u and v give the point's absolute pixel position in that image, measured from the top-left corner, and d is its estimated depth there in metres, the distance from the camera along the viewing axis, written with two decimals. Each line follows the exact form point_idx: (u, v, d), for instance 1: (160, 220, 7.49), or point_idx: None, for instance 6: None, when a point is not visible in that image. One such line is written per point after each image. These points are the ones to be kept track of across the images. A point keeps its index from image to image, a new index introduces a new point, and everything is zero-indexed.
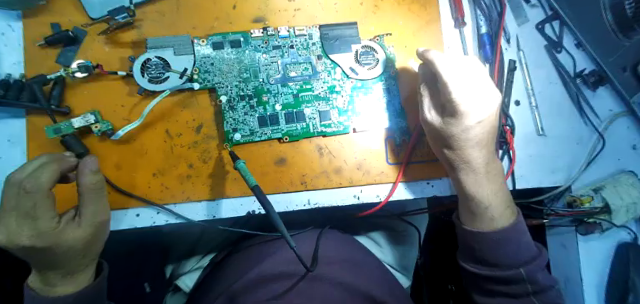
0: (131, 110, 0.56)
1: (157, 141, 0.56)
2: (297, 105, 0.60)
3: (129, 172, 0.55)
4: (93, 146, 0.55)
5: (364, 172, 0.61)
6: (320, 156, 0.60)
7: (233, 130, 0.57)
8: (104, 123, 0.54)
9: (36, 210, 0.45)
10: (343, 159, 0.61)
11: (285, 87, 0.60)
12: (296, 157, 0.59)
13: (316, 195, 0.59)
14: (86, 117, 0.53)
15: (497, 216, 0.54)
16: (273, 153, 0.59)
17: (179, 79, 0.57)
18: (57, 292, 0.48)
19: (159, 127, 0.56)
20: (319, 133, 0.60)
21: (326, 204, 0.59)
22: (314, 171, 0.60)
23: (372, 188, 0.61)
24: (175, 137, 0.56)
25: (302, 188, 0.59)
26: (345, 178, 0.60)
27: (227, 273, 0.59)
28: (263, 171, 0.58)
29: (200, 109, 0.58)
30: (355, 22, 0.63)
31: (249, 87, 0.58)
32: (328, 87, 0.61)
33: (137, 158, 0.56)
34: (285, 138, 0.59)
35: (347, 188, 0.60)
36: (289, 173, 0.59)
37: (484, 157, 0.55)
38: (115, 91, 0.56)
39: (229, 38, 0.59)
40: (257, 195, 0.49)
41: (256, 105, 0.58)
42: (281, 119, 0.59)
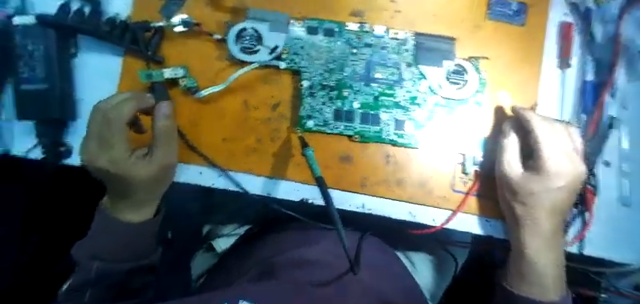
0: (216, 73, 0.58)
1: (234, 109, 0.58)
2: (375, 108, 0.57)
3: (202, 131, 0.57)
4: (175, 98, 0.57)
5: (427, 192, 0.58)
6: (386, 163, 0.58)
7: (307, 116, 0.57)
8: (190, 79, 0.57)
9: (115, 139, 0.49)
10: (408, 173, 0.58)
11: (368, 86, 0.57)
12: (361, 158, 0.58)
13: (372, 201, 0.57)
14: (175, 71, 0.56)
15: (550, 286, 0.51)
16: (340, 149, 0.57)
17: (268, 55, 0.57)
18: (122, 217, 0.52)
19: (239, 96, 0.58)
20: (390, 142, 0.57)
21: (379, 213, 0.57)
22: (374, 177, 0.58)
23: (429, 210, 0.58)
24: (252, 109, 0.58)
25: (359, 190, 0.57)
26: (406, 193, 0.58)
27: (262, 251, 0.62)
28: (325, 163, 0.57)
29: (280, 88, 0.58)
30: (454, 36, 0.59)
31: (332, 79, 0.57)
32: (410, 98, 0.57)
33: (214, 120, 0.58)
34: (356, 137, 0.57)
35: (404, 203, 0.57)
36: (351, 172, 0.57)
37: (551, 223, 0.53)
38: (206, 52, 0.58)
39: (325, 26, 0.58)
40: (320, 185, 0.53)
41: (335, 97, 0.57)
42: (356, 118, 0.57)
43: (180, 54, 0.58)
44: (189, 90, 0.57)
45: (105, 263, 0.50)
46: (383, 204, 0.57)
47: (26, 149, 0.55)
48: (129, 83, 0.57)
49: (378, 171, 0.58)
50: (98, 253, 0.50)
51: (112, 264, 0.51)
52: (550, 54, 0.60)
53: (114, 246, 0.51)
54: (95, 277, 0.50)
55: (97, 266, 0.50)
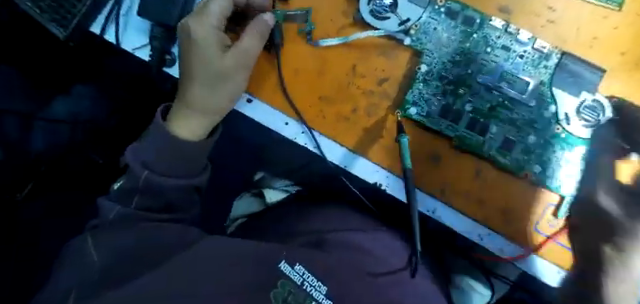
0: (336, 29, 0.55)
1: (340, 71, 0.54)
2: (487, 116, 0.53)
3: (300, 82, 0.54)
4: (287, 41, 0.55)
5: (506, 222, 0.52)
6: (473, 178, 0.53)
7: (412, 102, 0.53)
8: (310, 24, 0.55)
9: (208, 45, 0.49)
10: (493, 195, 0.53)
11: (488, 92, 0.53)
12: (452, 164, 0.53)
13: (445, 209, 0.53)
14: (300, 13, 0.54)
15: None
16: (432, 147, 0.54)
17: (397, 26, 0.54)
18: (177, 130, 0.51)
19: (349, 59, 0.55)
20: (489, 157, 0.53)
21: (447, 223, 0.53)
22: (456, 187, 0.53)
23: (500, 238, 0.52)
24: (358, 77, 0.54)
25: (437, 196, 0.53)
26: (482, 214, 0.52)
27: (311, 220, 0.62)
28: (413, 156, 0.53)
29: (394, 65, 0.54)
30: (604, 69, 0.52)
31: (453, 72, 0.53)
32: (529, 120, 0.53)
33: (315, 75, 0.55)
34: (454, 140, 0.53)
35: (478, 225, 0.52)
36: (437, 174, 0.53)
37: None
38: (334, 3, 0.56)
39: (466, 13, 0.54)
40: (406, 178, 0.50)
41: (450, 93, 0.53)
42: (463, 120, 0.53)
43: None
44: (305, 38, 0.55)
45: (152, 175, 0.49)
46: (455, 217, 0.53)
47: (135, 46, 0.55)
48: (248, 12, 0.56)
49: (463, 182, 0.53)
50: (148, 163, 0.49)
51: (158, 179, 0.49)
52: None
53: (166, 161, 0.50)
54: (143, 187, 0.49)
55: (144, 177, 0.49)
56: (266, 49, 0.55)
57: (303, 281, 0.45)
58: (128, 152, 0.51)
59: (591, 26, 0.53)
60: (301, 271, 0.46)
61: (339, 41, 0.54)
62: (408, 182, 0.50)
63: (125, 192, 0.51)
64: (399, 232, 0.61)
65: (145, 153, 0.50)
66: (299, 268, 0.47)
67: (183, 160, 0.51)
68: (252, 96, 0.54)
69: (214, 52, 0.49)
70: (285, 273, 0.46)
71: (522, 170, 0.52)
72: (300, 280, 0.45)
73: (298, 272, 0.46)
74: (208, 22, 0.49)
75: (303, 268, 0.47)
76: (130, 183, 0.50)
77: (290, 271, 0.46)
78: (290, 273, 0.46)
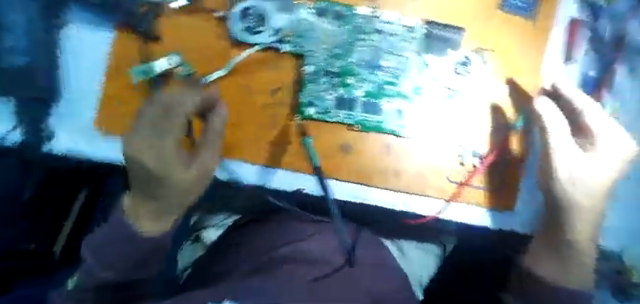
0: (219, 58, 0.53)
1: (231, 94, 0.53)
2: (378, 96, 0.57)
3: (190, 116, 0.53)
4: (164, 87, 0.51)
5: (423, 182, 0.59)
6: (386, 155, 0.58)
7: (308, 103, 0.55)
8: (185, 68, 0.51)
9: (164, 132, 0.46)
10: (405, 163, 0.59)
11: (374, 74, 0.57)
12: (364, 150, 0.57)
13: (371, 192, 0.58)
14: (171, 60, 0.51)
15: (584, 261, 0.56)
16: (341, 139, 0.56)
17: (271, 37, 0.53)
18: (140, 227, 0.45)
19: (235, 79, 0.54)
20: (390, 132, 0.58)
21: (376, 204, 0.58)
22: (373, 168, 0.58)
23: (423, 200, 0.60)
24: (251, 94, 0.54)
25: (359, 183, 0.57)
26: (402, 184, 0.59)
27: None
28: (326, 154, 0.56)
29: (286, 72, 0.55)
30: (463, 27, 0.59)
31: (337, 65, 0.55)
32: (415, 87, 0.58)
33: None
34: (357, 126, 0.56)
35: (405, 194, 0.59)
36: (352, 163, 0.57)
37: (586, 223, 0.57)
38: (204, 30, 0.52)
39: (335, 8, 0.55)
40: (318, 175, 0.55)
41: (339, 85, 0.55)
42: (359, 107, 0.56)
43: (173, 36, 0.52)
44: (186, 80, 0.51)
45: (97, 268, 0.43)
46: (382, 197, 0.58)
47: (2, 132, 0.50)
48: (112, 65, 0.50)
49: (379, 164, 0.58)
50: (95, 252, 0.44)
51: (104, 273, 0.43)
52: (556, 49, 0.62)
53: (114, 252, 0.43)
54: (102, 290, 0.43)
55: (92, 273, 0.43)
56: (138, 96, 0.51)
57: None
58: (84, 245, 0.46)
59: None
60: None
61: (223, 70, 0.52)
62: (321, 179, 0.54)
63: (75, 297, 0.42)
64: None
65: (95, 242, 0.44)
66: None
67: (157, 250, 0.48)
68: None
69: (170, 145, 0.46)
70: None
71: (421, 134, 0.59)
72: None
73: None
74: (155, 110, 0.46)
75: None
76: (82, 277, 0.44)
77: None
78: None
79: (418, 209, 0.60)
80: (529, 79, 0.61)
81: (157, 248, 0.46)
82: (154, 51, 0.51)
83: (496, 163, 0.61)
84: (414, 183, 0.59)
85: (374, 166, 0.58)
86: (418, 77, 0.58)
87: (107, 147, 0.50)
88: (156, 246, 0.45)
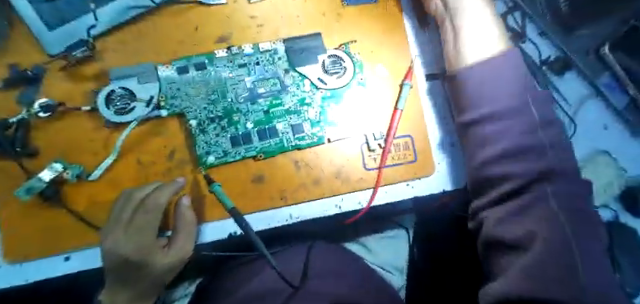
0: (104, 144, 0.58)
1: (132, 172, 0.58)
2: (269, 121, 0.60)
3: (104, 207, 0.58)
4: (69, 190, 0.57)
5: (343, 180, 0.62)
6: (298, 169, 0.61)
7: (206, 152, 0.59)
8: (74, 168, 0.56)
9: (133, 222, 0.54)
10: (321, 169, 0.62)
11: (255, 104, 0.60)
12: (274, 174, 0.60)
13: (298, 209, 0.61)
14: (54, 167, 0.55)
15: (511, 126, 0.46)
16: (251, 171, 0.60)
17: (146, 108, 0.58)
18: None
19: (130, 158, 0.58)
20: (294, 147, 0.61)
21: (309, 216, 0.61)
22: (292, 185, 0.61)
23: (351, 196, 0.62)
24: (147, 166, 0.58)
25: (283, 204, 0.60)
26: (325, 189, 0.61)
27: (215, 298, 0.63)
28: (241, 190, 0.59)
29: (170, 134, 0.59)
30: (319, 32, 0.64)
31: (218, 109, 0.60)
32: (298, 100, 0.61)
33: (112, 189, 0.58)
34: (260, 155, 0.60)
35: (330, 198, 0.62)
36: (269, 189, 0.60)
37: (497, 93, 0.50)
38: (80, 126, 0.58)
39: (193, 61, 0.60)
40: (235, 215, 0.55)
41: (227, 125, 0.59)
42: (254, 137, 0.60)
43: (55, 143, 0.57)
44: (79, 177, 0.57)
45: None
46: (309, 209, 0.61)
47: None
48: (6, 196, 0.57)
49: (296, 179, 0.61)
50: None
51: None
52: (405, 18, 0.68)
53: None
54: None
55: None
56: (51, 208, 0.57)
57: None
58: None
59: (288, 10, 0.64)
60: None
61: (110, 157, 0.57)
62: (238, 219, 0.55)
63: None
64: (292, 252, 0.68)
65: None
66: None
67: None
68: (68, 252, 0.57)
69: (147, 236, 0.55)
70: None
71: (323, 139, 0.62)
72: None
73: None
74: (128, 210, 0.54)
75: None
76: None
77: None
78: None
79: (349, 206, 0.62)
80: (399, 52, 0.66)
81: None
82: (39, 166, 0.57)
83: (400, 137, 0.64)
84: (336, 184, 0.62)
85: (290, 184, 0.61)
86: (298, 90, 0.61)
87: (38, 266, 0.56)
88: None
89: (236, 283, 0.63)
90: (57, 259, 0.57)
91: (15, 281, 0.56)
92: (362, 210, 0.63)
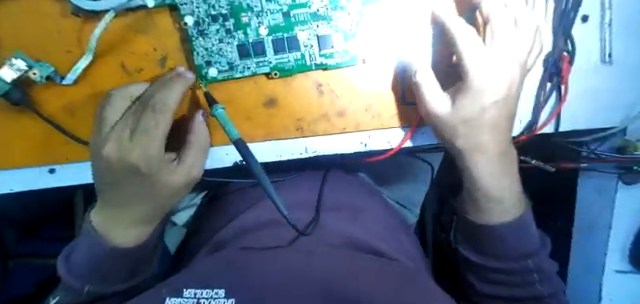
0: (76, 40, 0.46)
1: (115, 78, 0.48)
2: (288, 28, 0.45)
3: (84, 118, 0.50)
4: (39, 94, 0.49)
5: (373, 116, 0.51)
6: (320, 95, 0.50)
7: (206, 64, 0.47)
8: (43, 67, 0.45)
9: (138, 126, 0.42)
10: (347, 99, 0.50)
11: (272, 2, 0.44)
12: (288, 99, 0.50)
13: (315, 143, 0.51)
14: (15, 66, 0.44)
15: (503, 202, 0.46)
16: (262, 93, 0.49)
17: None
18: (119, 238, 0.46)
19: (111, 60, 0.47)
20: (318, 67, 0.48)
21: (326, 153, 0.52)
22: (310, 114, 0.50)
23: (382, 132, 0.51)
24: (133, 73, 0.48)
25: (299, 135, 0.51)
26: (350, 123, 0.51)
27: (213, 221, 0.56)
28: (249, 116, 0.50)
29: (156, 35, 0.47)
30: None
31: (222, 4, 0.44)
32: (330, 1, 0.45)
33: (93, 98, 0.49)
34: (274, 74, 0.48)
35: (354, 134, 0.51)
36: (282, 116, 0.50)
37: (497, 146, 0.45)
38: (43, 12, 0.45)
39: None
40: (239, 148, 0.43)
41: (234, 28, 0.45)
42: (268, 48, 0.46)
43: (15, 31, 0.46)
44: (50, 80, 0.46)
45: (95, 285, 0.45)
46: (328, 143, 0.51)
47: None
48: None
49: (316, 108, 0.50)
50: (85, 275, 0.45)
51: (102, 288, 0.45)
52: None
53: (104, 266, 0.45)
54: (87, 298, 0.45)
55: (87, 289, 0.44)
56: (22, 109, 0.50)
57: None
58: (60, 266, 0.46)
59: None
60: (194, 292, 0.26)
61: (85, 58, 0.46)
62: (242, 149, 0.43)
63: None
64: (307, 179, 0.59)
65: (79, 254, 0.46)
66: (190, 291, 0.26)
67: (115, 264, 0.46)
68: (52, 164, 0.52)
69: (154, 147, 0.42)
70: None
71: (356, 59, 0.48)
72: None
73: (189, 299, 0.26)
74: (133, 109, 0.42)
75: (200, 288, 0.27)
76: (70, 296, 0.45)
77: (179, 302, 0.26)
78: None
79: (375, 147, 0.51)
80: None
81: (137, 254, 0.47)
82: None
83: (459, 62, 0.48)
84: (365, 118, 0.51)
85: (306, 112, 0.50)
86: None
87: (23, 176, 0.53)
88: (136, 254, 0.47)
89: (238, 206, 0.55)
90: (44, 171, 0.53)
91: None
92: (389, 150, 0.53)
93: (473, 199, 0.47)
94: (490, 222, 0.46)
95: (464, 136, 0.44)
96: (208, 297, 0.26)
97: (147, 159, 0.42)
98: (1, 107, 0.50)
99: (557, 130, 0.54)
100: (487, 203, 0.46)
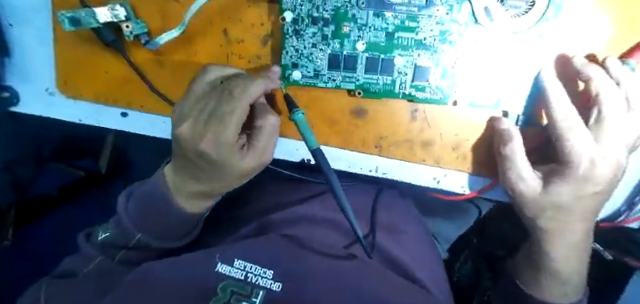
0: (183, 4, 0.46)
1: (212, 45, 0.47)
2: (387, 50, 0.42)
3: (171, 76, 0.49)
4: (129, 44, 0.48)
5: (460, 156, 0.47)
6: (412, 120, 0.46)
7: (292, 65, 0.45)
8: (137, 24, 0.46)
9: (215, 112, 0.39)
10: (438, 133, 0.46)
11: (380, 18, 0.41)
12: (376, 116, 0.47)
13: (388, 164, 0.49)
14: (115, 11, 0.45)
15: (567, 286, 0.43)
16: (350, 103, 0.46)
17: None
18: (179, 202, 0.47)
19: (215, 27, 0.46)
20: (406, 97, 0.44)
21: (396, 178, 0.49)
22: (396, 135, 0.47)
23: (461, 175, 0.48)
24: (233, 43, 0.46)
25: (374, 153, 0.48)
26: (432, 156, 0.47)
27: (255, 204, 0.56)
28: (333, 120, 0.47)
29: (270, 11, 0.44)
30: None
31: (327, 7, 0.41)
32: (440, 32, 0.41)
33: (186, 60, 0.48)
34: (358, 92, 0.45)
35: (431, 167, 0.48)
36: (363, 130, 0.47)
37: (581, 233, 0.41)
38: None
39: None
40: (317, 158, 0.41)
41: (331, 36, 0.42)
42: (359, 65, 0.43)
43: None
44: (139, 39, 0.47)
45: (145, 237, 0.47)
46: (402, 168, 0.48)
47: None
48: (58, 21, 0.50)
49: (402, 131, 0.47)
50: (138, 225, 0.47)
51: (151, 240, 0.48)
52: None
53: (155, 225, 0.47)
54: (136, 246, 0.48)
55: (137, 239, 0.47)
56: (109, 50, 0.50)
57: (247, 273, 0.33)
58: (119, 202, 0.49)
59: None
60: (243, 264, 0.34)
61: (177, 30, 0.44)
62: (319, 159, 0.41)
63: (110, 245, 0.48)
64: (362, 191, 0.56)
65: (136, 200, 0.48)
66: (239, 262, 0.34)
67: (167, 224, 0.47)
68: (125, 109, 0.52)
69: (229, 135, 0.40)
70: (223, 275, 0.33)
71: (448, 99, 0.44)
72: (242, 275, 0.33)
73: (238, 269, 0.34)
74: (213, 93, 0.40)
75: (247, 261, 0.34)
76: (118, 237, 0.48)
77: (228, 270, 0.33)
78: (228, 272, 0.33)
79: (450, 187, 0.48)
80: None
81: (185, 221, 0.48)
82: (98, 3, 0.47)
83: None
84: (448, 155, 0.47)
85: (390, 134, 0.47)
86: (445, 17, 0.40)
87: (96, 111, 0.54)
88: (185, 221, 0.48)
89: (290, 199, 0.54)
90: (116, 113, 0.53)
91: (68, 115, 0.55)
92: (461, 194, 0.50)
93: (535, 273, 0.44)
94: (549, 301, 0.43)
95: (548, 217, 0.40)
96: (257, 273, 0.34)
97: (220, 146, 0.40)
98: (93, 41, 0.50)
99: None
100: (550, 282, 0.43)
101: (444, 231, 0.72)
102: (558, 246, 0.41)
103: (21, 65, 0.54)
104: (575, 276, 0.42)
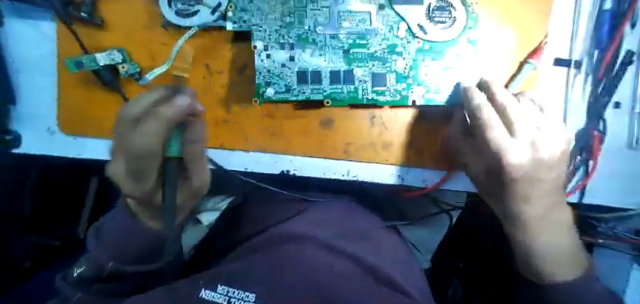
0: (171, 46, 0.54)
1: (196, 77, 0.55)
2: (346, 63, 0.50)
3: None
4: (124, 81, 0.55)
5: (417, 153, 0.54)
6: (371, 125, 0.54)
7: (265, 84, 0.52)
8: (131, 64, 0.54)
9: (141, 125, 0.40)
10: (395, 134, 0.54)
11: (335, 39, 0.50)
12: (341, 125, 0.54)
13: (356, 167, 0.55)
14: (113, 55, 0.53)
15: (566, 256, 0.44)
16: (318, 116, 0.54)
17: (211, 15, 0.52)
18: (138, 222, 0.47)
19: (199, 62, 0.54)
20: (369, 101, 0.52)
21: (366, 179, 0.55)
22: (360, 139, 0.54)
23: (421, 170, 0.55)
24: (215, 74, 0.55)
25: (343, 157, 0.55)
26: (393, 155, 0.54)
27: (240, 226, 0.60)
28: (304, 132, 0.54)
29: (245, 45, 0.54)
30: None
31: (291, 35, 0.50)
32: (388, 46, 0.50)
33: None
34: (327, 102, 0.52)
35: (394, 165, 0.55)
36: (331, 138, 0.54)
37: (549, 199, 0.45)
38: (150, 16, 0.54)
39: None
40: None
41: (298, 57, 0.51)
42: (325, 78, 0.51)
43: (122, 26, 0.55)
44: (133, 76, 0.54)
45: (118, 263, 0.45)
46: (370, 169, 0.55)
47: None
48: (63, 67, 0.58)
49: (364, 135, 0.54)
50: (111, 253, 0.46)
51: (124, 267, 0.46)
52: None
53: (127, 251, 0.46)
54: (108, 277, 0.46)
55: (109, 267, 0.45)
56: (107, 89, 0.57)
57: (229, 298, 0.39)
58: (92, 239, 0.50)
59: None
60: (225, 289, 0.40)
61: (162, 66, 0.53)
62: None
63: (84, 280, 0.45)
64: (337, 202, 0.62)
65: (107, 233, 0.48)
66: (222, 288, 0.40)
67: (137, 246, 0.46)
68: None
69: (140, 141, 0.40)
70: (206, 299, 0.39)
71: (406, 100, 0.52)
72: (225, 300, 0.39)
73: (220, 294, 0.40)
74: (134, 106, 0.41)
75: (227, 286, 0.41)
76: (89, 271, 0.46)
77: (213, 295, 0.39)
78: (212, 297, 0.39)
79: (413, 181, 0.55)
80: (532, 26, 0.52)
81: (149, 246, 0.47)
82: (97, 50, 0.55)
83: None
84: (407, 153, 0.54)
85: (356, 139, 0.54)
86: (388, 36, 0.50)
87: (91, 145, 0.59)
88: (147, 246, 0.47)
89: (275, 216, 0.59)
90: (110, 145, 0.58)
91: (64, 151, 0.60)
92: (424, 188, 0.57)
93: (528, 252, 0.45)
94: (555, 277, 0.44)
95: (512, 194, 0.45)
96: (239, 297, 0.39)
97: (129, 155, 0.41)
98: (91, 83, 0.57)
99: (581, 200, 0.56)
100: (545, 258, 0.44)
101: (425, 242, 0.74)
102: (536, 217, 0.45)
103: (23, 110, 0.60)
104: (569, 245, 0.45)
